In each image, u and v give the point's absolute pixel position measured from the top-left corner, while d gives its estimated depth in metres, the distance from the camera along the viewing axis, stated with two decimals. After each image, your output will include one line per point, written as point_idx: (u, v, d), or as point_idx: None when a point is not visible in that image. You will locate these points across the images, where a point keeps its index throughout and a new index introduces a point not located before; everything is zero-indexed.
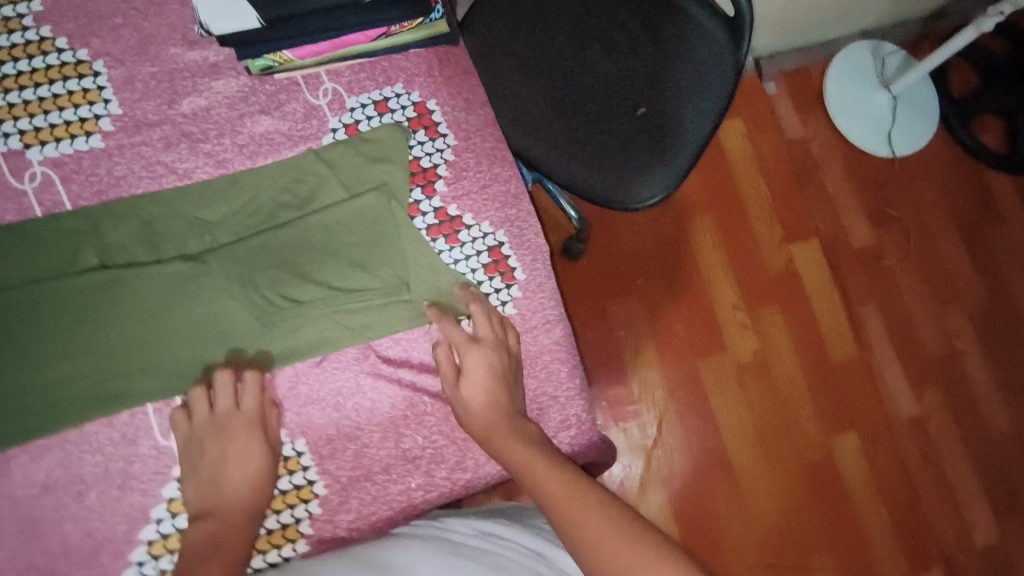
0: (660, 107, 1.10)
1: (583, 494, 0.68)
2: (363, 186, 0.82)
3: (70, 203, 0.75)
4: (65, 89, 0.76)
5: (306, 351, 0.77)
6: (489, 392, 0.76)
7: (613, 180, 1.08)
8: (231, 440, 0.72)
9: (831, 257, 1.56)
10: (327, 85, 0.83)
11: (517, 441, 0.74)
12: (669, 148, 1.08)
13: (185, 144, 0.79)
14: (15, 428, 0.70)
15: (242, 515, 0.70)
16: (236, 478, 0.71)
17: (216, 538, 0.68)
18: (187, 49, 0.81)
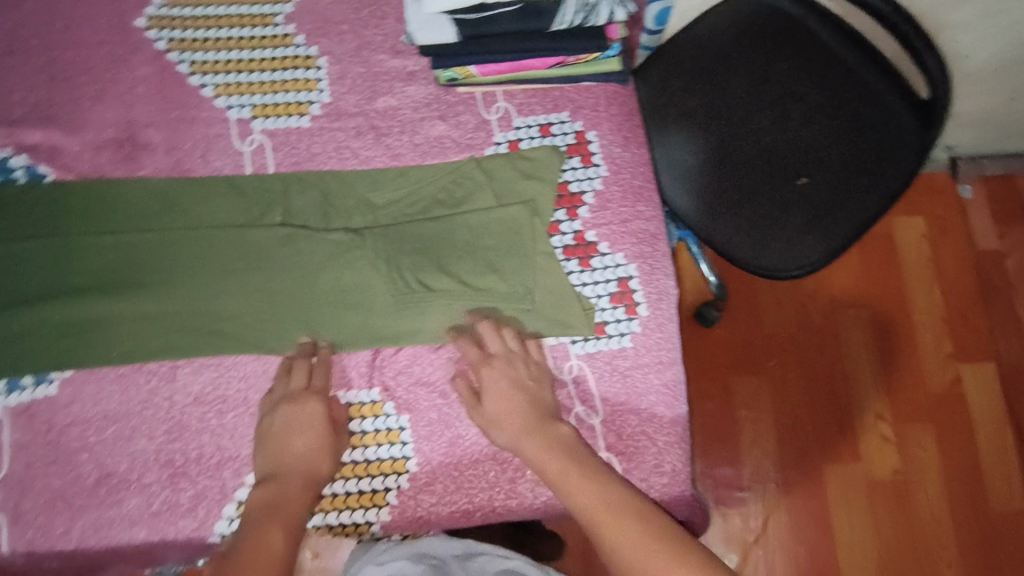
0: (824, 181, 1.06)
1: (624, 502, 0.68)
2: (513, 197, 0.87)
3: (274, 167, 0.88)
4: (292, 76, 0.92)
5: (427, 337, 0.82)
6: (510, 401, 0.76)
7: (757, 246, 1.05)
8: (300, 414, 0.76)
9: (1006, 387, 1.36)
10: (500, 104, 0.92)
11: (576, 473, 0.71)
12: (824, 225, 1.03)
13: (372, 135, 0.90)
14: (183, 343, 0.81)
15: (300, 481, 0.73)
16: (301, 451, 0.75)
17: (276, 501, 0.70)
18: (393, 57, 0.93)
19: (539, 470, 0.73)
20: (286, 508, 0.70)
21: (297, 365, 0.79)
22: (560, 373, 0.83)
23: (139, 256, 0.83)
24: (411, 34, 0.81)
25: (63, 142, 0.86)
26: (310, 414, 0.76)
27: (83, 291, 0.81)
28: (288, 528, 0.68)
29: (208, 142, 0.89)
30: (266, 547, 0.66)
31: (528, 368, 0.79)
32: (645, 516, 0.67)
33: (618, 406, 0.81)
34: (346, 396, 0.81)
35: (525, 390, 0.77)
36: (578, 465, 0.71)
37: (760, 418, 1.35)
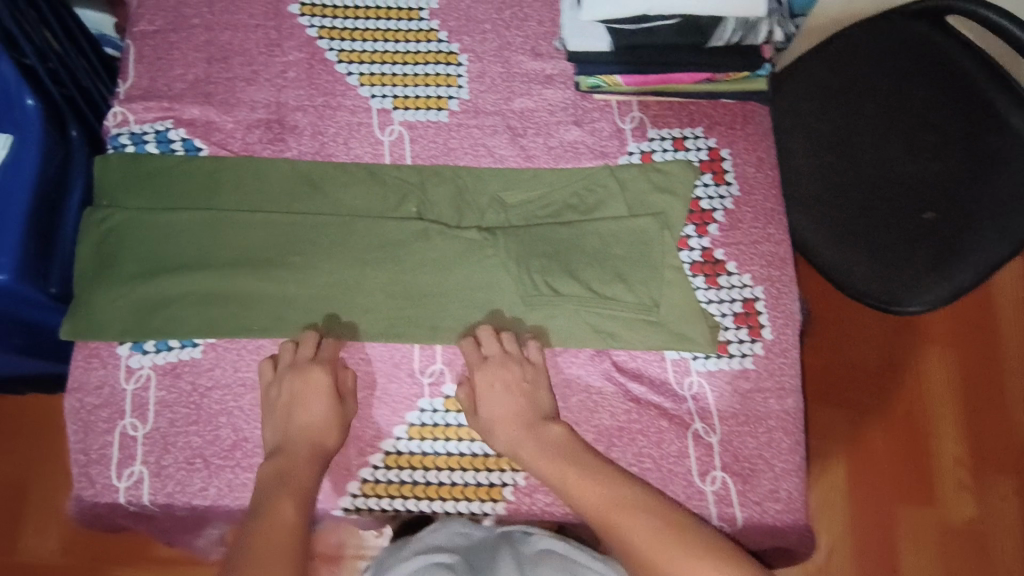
0: (952, 218, 0.99)
1: (620, 494, 0.72)
2: (645, 209, 0.88)
3: (411, 159, 0.91)
4: (434, 71, 0.94)
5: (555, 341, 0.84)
6: (504, 405, 0.79)
7: (865, 277, 1.05)
8: (302, 381, 0.79)
9: None
10: (635, 114, 0.92)
11: (552, 456, 0.76)
12: (945, 266, 0.98)
13: (508, 135, 0.92)
14: (318, 325, 0.85)
15: (307, 449, 0.77)
16: (312, 424, 0.78)
17: (288, 473, 0.74)
18: (532, 59, 0.95)
19: (545, 477, 0.76)
20: (300, 481, 0.73)
21: (304, 344, 0.82)
22: (679, 388, 0.83)
23: (284, 235, 0.87)
24: (565, 40, 0.82)
25: (218, 119, 0.90)
26: (313, 386, 0.79)
27: (230, 265, 0.86)
28: (298, 499, 0.72)
29: (351, 130, 0.92)
30: (278, 520, 0.69)
31: (521, 371, 0.81)
32: (642, 506, 0.72)
33: (738, 428, 0.81)
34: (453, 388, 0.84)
35: (517, 395, 0.80)
36: (573, 463, 0.75)
37: (835, 446, 1.32)
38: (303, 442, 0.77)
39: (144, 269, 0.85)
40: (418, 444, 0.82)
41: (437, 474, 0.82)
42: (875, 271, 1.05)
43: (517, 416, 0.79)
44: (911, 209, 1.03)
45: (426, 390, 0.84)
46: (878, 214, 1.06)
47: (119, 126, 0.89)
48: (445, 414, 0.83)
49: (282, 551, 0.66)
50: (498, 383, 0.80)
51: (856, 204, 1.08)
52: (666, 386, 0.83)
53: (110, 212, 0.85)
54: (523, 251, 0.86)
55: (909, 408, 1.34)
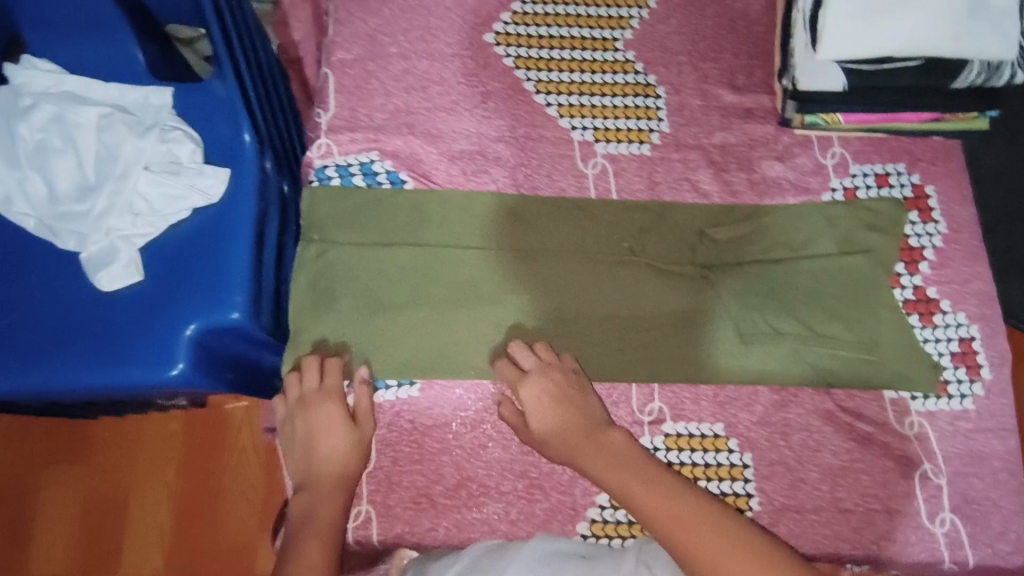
0: None
1: (665, 497, 0.67)
2: (857, 245, 0.88)
3: (618, 193, 0.90)
4: (633, 103, 0.93)
5: (773, 381, 0.84)
6: (555, 416, 0.77)
7: None
8: (310, 412, 0.79)
9: None
10: (836, 149, 0.93)
11: (616, 467, 0.72)
12: None
13: (711, 169, 0.91)
14: None
15: (331, 483, 0.75)
16: (328, 451, 0.77)
17: (313, 512, 0.73)
18: (730, 93, 0.94)
19: (602, 482, 0.72)
20: (324, 522, 0.72)
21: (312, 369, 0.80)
22: (902, 428, 0.84)
23: (494, 271, 0.85)
24: (796, 78, 0.81)
25: (422, 150, 0.89)
26: (329, 414, 0.78)
27: (442, 301, 0.84)
28: (326, 545, 0.70)
29: (554, 162, 0.90)
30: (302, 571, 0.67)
31: (562, 379, 0.79)
32: (681, 505, 0.66)
33: (962, 467, 0.83)
34: (673, 427, 0.84)
35: (573, 406, 0.77)
36: (627, 467, 0.72)
37: None
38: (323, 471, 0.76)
39: (359, 308, 0.83)
40: None
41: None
42: None
43: (570, 431, 0.76)
44: None
45: (645, 429, 0.83)
46: None
47: (323, 157, 0.87)
48: (667, 453, 0.83)
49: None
50: (548, 401, 0.78)
51: None
52: (889, 426, 0.84)
53: (326, 250, 0.84)
54: (737, 289, 0.86)
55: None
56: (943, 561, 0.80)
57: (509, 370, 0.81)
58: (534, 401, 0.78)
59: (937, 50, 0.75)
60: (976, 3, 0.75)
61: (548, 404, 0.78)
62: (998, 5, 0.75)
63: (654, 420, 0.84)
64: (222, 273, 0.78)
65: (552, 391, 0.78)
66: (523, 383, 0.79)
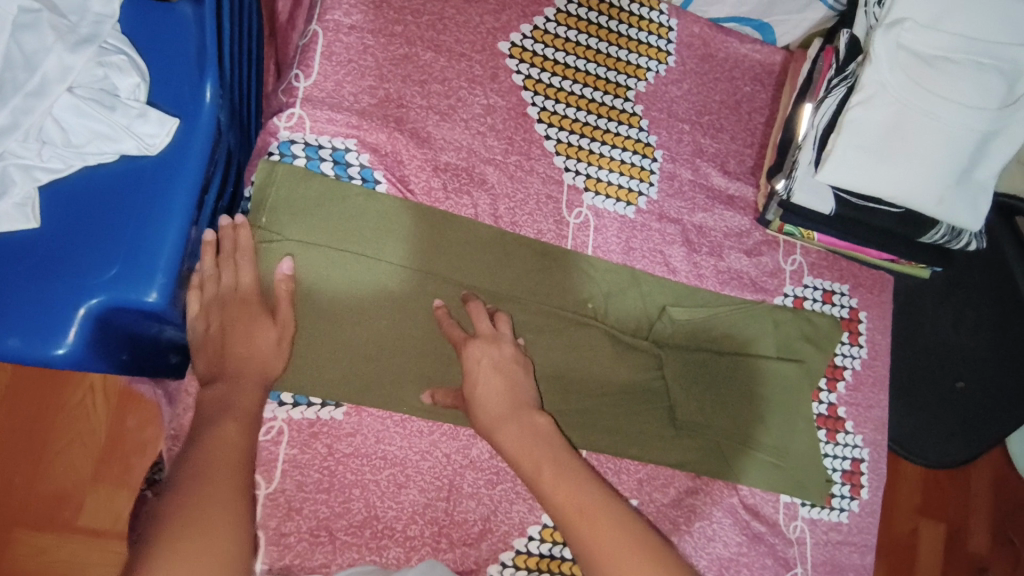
0: (978, 393, 1.09)
1: (577, 495, 0.66)
2: (795, 354, 0.92)
3: (594, 248, 0.87)
4: (629, 159, 0.90)
5: (691, 469, 0.86)
6: (491, 386, 0.73)
7: (898, 427, 1.10)
8: (235, 313, 0.67)
9: (949, 554, 1.42)
10: (796, 257, 0.96)
11: (534, 445, 0.69)
12: (960, 434, 1.09)
13: (685, 247, 0.91)
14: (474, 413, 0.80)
15: (253, 375, 0.65)
16: (242, 346, 0.66)
17: (227, 400, 0.62)
18: (719, 175, 0.94)
19: (513, 460, 0.69)
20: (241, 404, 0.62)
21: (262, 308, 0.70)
22: (787, 531, 0.90)
23: (468, 288, 0.80)
24: (793, 189, 0.83)
25: (405, 151, 0.81)
26: (247, 312, 0.67)
27: (388, 320, 0.77)
28: (243, 426, 0.61)
29: (539, 201, 0.86)
30: (220, 450, 0.57)
31: (509, 352, 0.75)
32: (597, 506, 0.65)
33: (825, 574, 0.91)
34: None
35: (509, 376, 0.73)
36: (548, 452, 0.69)
37: None
38: (258, 362, 0.66)
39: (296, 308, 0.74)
40: (548, 547, 0.81)
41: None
42: (909, 422, 1.10)
43: (509, 393, 0.72)
44: (946, 377, 1.09)
45: None
46: (920, 373, 1.09)
47: (292, 130, 0.76)
48: None
49: (223, 481, 0.55)
50: (489, 365, 0.73)
51: (906, 354, 1.11)
52: (778, 527, 0.90)
53: (278, 240, 0.74)
54: (683, 373, 0.87)
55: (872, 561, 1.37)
56: None
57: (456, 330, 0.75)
58: (477, 364, 0.73)
59: (922, 208, 0.80)
60: (964, 176, 0.80)
61: (493, 375, 0.73)
62: (980, 179, 0.81)
63: None
64: (147, 240, 0.65)
65: (505, 362, 0.74)
66: (472, 339, 0.74)
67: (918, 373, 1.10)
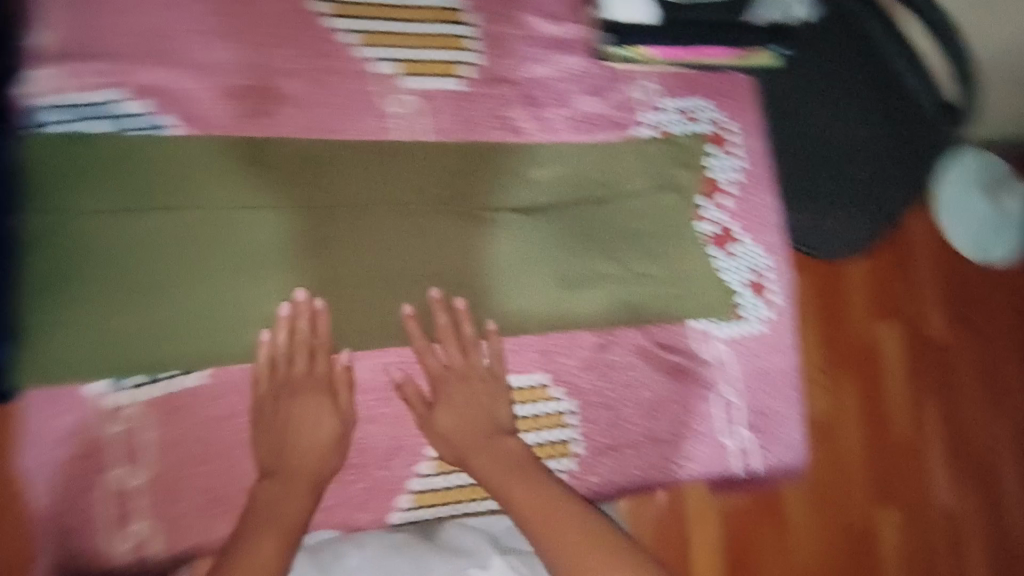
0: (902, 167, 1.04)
1: (545, 512, 0.68)
2: (672, 179, 0.89)
3: (427, 132, 0.81)
4: (442, 31, 0.83)
5: (601, 324, 0.84)
6: (455, 406, 0.75)
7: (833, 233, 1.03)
8: (300, 400, 0.71)
9: None
10: (648, 84, 0.91)
11: (497, 464, 0.73)
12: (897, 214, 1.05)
13: (528, 106, 0.86)
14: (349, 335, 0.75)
15: (307, 482, 0.70)
16: (309, 442, 0.71)
17: (276, 503, 0.68)
18: (544, 20, 0.88)
19: (489, 485, 0.72)
20: (288, 511, 0.67)
21: (301, 317, 0.72)
22: (705, 356, 0.88)
23: (435, 287, 0.77)
24: None
25: (188, 87, 0.73)
26: (321, 408, 0.72)
27: (240, 267, 0.71)
28: (283, 537, 0.65)
29: (354, 99, 0.79)
30: (254, 558, 0.62)
31: (482, 388, 0.77)
32: (576, 526, 0.67)
33: (753, 385, 0.91)
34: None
35: (477, 408, 0.76)
36: (522, 471, 0.72)
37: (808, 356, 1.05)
38: (330, 458, 0.72)
39: (160, 289, 0.69)
40: None
41: (484, 504, 0.80)
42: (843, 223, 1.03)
43: (482, 417, 0.76)
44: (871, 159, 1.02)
45: None
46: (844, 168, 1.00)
47: (57, 93, 0.70)
48: None
49: None
50: (477, 398, 0.76)
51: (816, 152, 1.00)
52: (697, 356, 0.88)
53: (90, 224, 0.68)
54: (560, 234, 0.83)
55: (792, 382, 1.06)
56: (730, 471, 0.90)
57: (445, 326, 0.76)
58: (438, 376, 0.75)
59: None
60: None
61: (419, 334, 0.75)
62: None
63: None
64: None
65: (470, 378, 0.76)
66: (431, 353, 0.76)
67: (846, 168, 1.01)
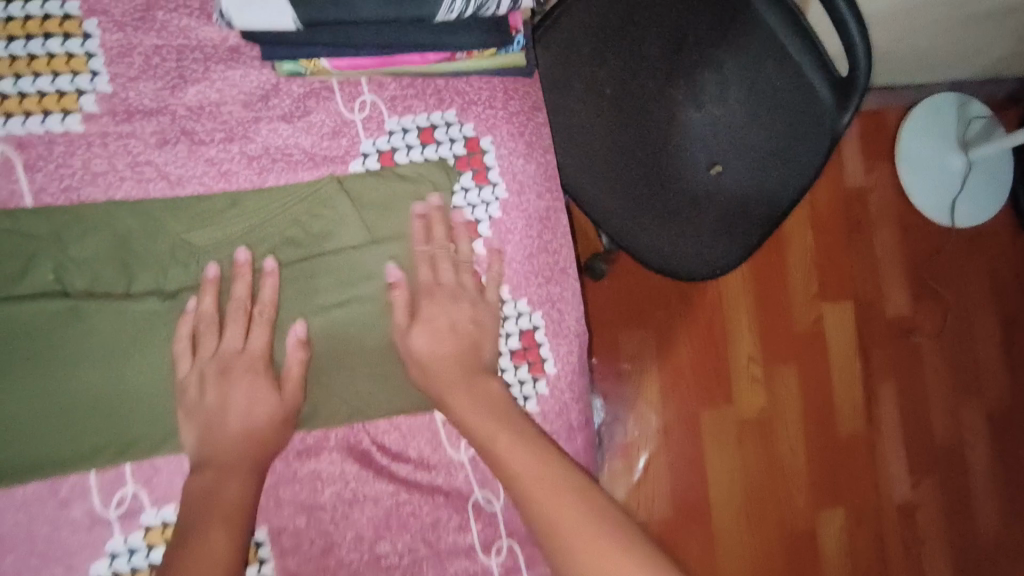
0: (739, 171, 0.91)
1: (539, 486, 0.55)
2: (405, 212, 0.68)
3: (32, 195, 0.61)
4: (43, 50, 0.61)
5: (312, 424, 0.66)
6: (460, 397, 0.63)
7: (667, 248, 0.92)
8: (232, 388, 0.61)
9: (862, 326, 1.25)
10: (366, 97, 0.69)
11: (515, 455, 0.58)
12: (733, 225, 0.92)
13: (182, 145, 0.64)
14: None
15: (241, 462, 0.60)
16: (240, 421, 0.61)
17: (213, 490, 0.58)
18: (204, 22, 0.65)
19: (507, 477, 0.58)
20: (231, 497, 0.58)
21: (239, 280, 0.63)
22: (455, 452, 0.69)
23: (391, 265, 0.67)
24: (229, 14, 0.54)
25: None
26: (248, 384, 0.61)
27: None
28: (234, 528, 0.56)
29: None
30: (206, 552, 0.54)
31: (468, 311, 0.66)
32: (535, 477, 0.56)
33: None
34: (155, 516, 0.63)
35: (473, 389, 0.63)
36: (562, 473, 0.56)
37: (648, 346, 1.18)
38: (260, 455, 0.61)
39: None
40: None
41: None
42: (674, 236, 0.92)
43: (468, 391, 0.63)
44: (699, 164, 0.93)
45: (115, 526, 0.62)
46: (668, 172, 0.93)
47: None
48: (148, 552, 0.63)
49: None
50: (462, 318, 0.66)
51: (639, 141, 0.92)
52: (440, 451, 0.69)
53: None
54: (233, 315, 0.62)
55: (729, 372, 1.20)
56: None
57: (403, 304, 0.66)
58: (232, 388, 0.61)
59: None
60: None
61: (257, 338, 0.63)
62: None
63: (151, 497, 0.63)
64: None
65: (460, 357, 0.65)
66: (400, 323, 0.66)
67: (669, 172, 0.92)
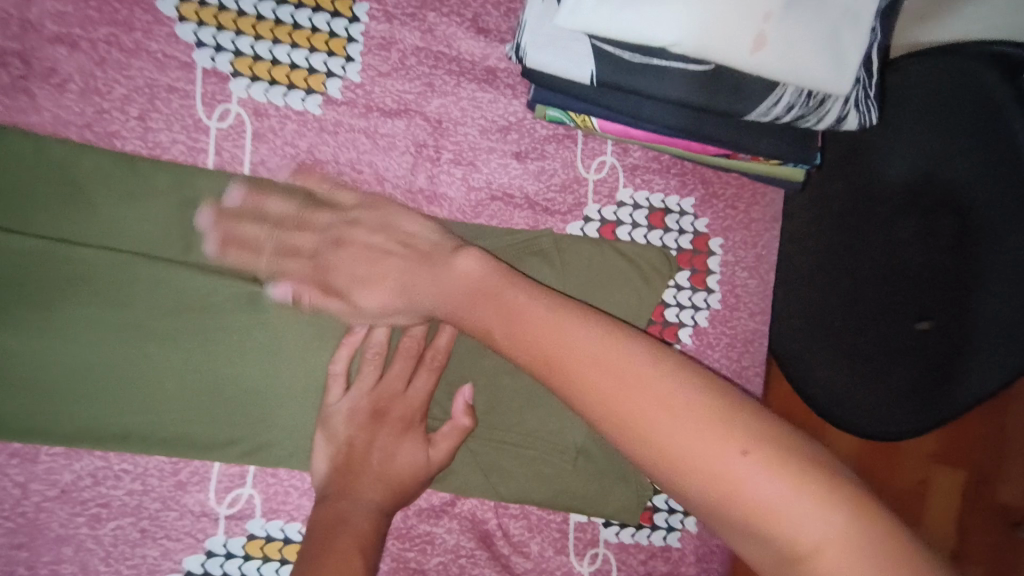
0: (950, 325, 0.58)
1: (616, 365, 0.39)
2: (609, 283, 0.61)
3: (251, 165, 0.57)
4: (309, 22, 0.58)
5: (444, 486, 0.60)
6: (359, 264, 0.54)
7: (841, 386, 0.71)
8: (382, 431, 0.56)
9: (968, 500, 0.99)
10: (606, 158, 0.62)
11: (484, 304, 0.48)
12: (926, 392, 0.61)
13: (409, 155, 0.59)
14: (75, 426, 0.54)
15: (383, 496, 0.54)
16: (391, 471, 0.55)
17: (347, 518, 0.52)
18: (470, 35, 0.60)
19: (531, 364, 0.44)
20: (364, 528, 0.52)
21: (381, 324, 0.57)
22: (577, 563, 0.62)
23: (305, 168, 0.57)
24: (525, 48, 0.49)
25: None
26: (391, 431, 0.56)
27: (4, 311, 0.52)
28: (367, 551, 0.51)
29: (155, 95, 0.55)
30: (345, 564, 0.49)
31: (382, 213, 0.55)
32: (610, 371, 0.39)
33: None
34: (261, 526, 0.58)
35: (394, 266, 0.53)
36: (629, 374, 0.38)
37: None
38: (387, 499, 0.55)
39: None
40: None
41: None
42: (849, 380, 0.70)
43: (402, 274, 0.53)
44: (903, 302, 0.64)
45: (220, 524, 0.57)
46: (858, 304, 0.68)
47: None
48: (243, 563, 0.58)
49: None
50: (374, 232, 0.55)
51: (839, 255, 0.71)
52: (562, 558, 0.62)
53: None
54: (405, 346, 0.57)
55: None
56: None
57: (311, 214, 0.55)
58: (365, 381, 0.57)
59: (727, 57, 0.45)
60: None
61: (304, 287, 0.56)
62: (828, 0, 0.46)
63: (264, 505, 0.58)
64: None
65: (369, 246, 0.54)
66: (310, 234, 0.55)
67: (862, 304, 0.68)
